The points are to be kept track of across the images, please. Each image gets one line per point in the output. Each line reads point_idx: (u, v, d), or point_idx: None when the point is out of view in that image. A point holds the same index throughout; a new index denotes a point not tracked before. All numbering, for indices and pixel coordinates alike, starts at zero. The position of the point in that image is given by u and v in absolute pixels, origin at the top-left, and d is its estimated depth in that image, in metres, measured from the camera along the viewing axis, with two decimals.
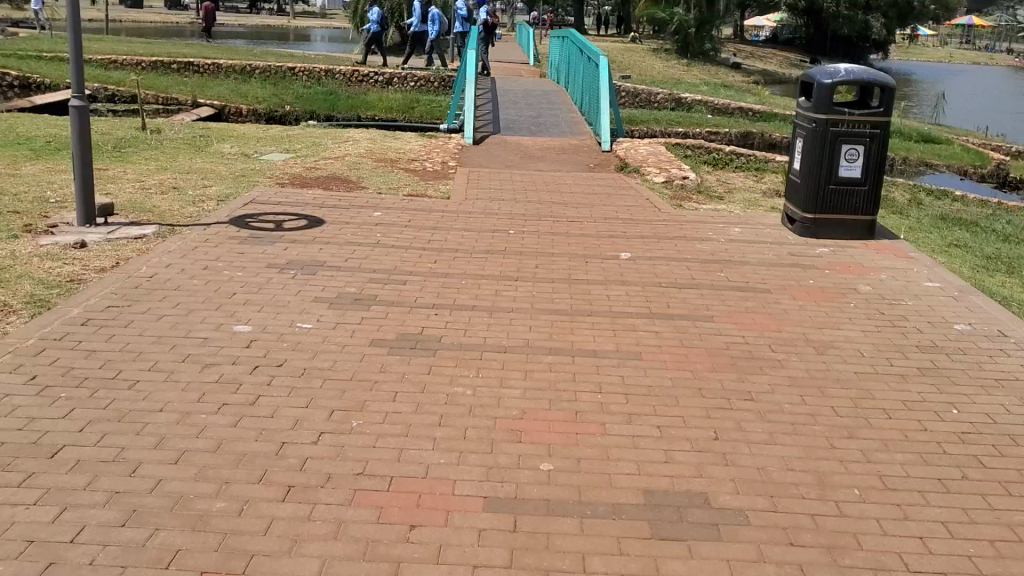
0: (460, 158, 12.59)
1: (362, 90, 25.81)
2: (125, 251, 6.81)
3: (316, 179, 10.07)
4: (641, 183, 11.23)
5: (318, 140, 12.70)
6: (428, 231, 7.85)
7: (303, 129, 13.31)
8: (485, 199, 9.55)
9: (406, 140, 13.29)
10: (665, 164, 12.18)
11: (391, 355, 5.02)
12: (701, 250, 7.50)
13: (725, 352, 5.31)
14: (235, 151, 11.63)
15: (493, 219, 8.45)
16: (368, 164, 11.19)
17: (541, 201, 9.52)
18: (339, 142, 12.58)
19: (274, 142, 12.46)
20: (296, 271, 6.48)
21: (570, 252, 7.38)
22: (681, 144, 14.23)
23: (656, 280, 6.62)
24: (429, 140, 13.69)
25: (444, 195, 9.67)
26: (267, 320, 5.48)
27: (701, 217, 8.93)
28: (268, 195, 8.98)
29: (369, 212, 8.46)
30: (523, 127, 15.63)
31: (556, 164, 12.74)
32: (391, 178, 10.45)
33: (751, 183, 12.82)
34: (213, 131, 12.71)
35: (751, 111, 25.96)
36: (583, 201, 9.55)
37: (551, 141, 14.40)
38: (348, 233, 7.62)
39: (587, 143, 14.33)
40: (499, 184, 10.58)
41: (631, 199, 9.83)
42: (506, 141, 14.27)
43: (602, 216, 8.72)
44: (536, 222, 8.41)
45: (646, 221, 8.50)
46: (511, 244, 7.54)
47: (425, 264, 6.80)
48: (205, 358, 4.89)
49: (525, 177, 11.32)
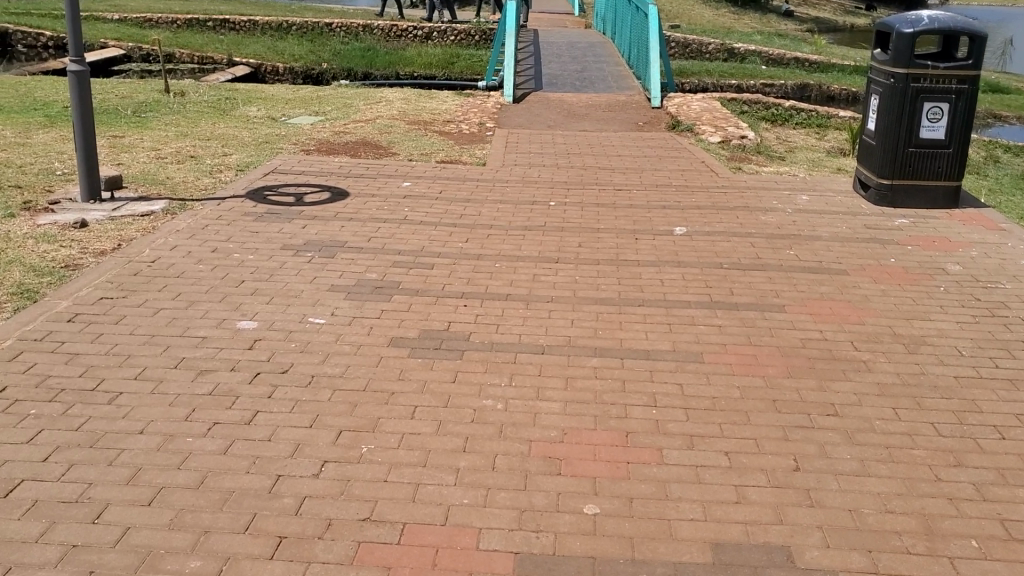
0: (500, 118, 11.83)
1: (400, 46, 25.06)
2: (128, 231, 6.21)
3: (344, 145, 9.42)
4: (694, 142, 10.40)
5: (349, 101, 12.01)
6: (462, 204, 7.15)
7: (334, 90, 12.63)
8: (525, 164, 8.82)
9: (442, 100, 12.57)
10: (720, 122, 11.31)
11: (413, 359, 4.37)
12: (765, 224, 6.72)
13: (799, 352, 4.58)
14: (261, 115, 11.00)
15: (532, 188, 7.73)
16: (401, 127, 10.50)
17: (585, 166, 8.76)
18: (372, 103, 11.88)
19: (303, 104, 11.80)
20: (313, 253, 5.84)
21: (618, 227, 6.64)
22: (736, 99, 13.31)
23: (715, 262, 5.87)
24: (467, 99, 12.94)
25: (481, 161, 8.96)
26: (275, 314, 4.85)
27: (762, 182, 8.11)
28: (291, 164, 8.35)
29: (397, 183, 7.78)
30: (567, 83, 14.79)
31: (602, 122, 11.93)
32: (424, 143, 9.75)
33: (812, 142, 11.90)
34: (240, 94, 12.07)
35: (807, 61, 24.72)
36: (631, 165, 8.77)
37: (597, 98, 13.58)
38: (374, 207, 6.95)
39: (635, 99, 13.48)
40: (540, 147, 9.83)
41: (684, 162, 9.03)
42: (548, 98, 13.47)
43: (653, 183, 7.96)
44: (580, 191, 7.67)
45: (701, 189, 7.72)
46: (552, 218, 6.83)
47: (456, 245, 6.12)
48: (200, 363, 4.27)
49: (569, 138, 10.54)
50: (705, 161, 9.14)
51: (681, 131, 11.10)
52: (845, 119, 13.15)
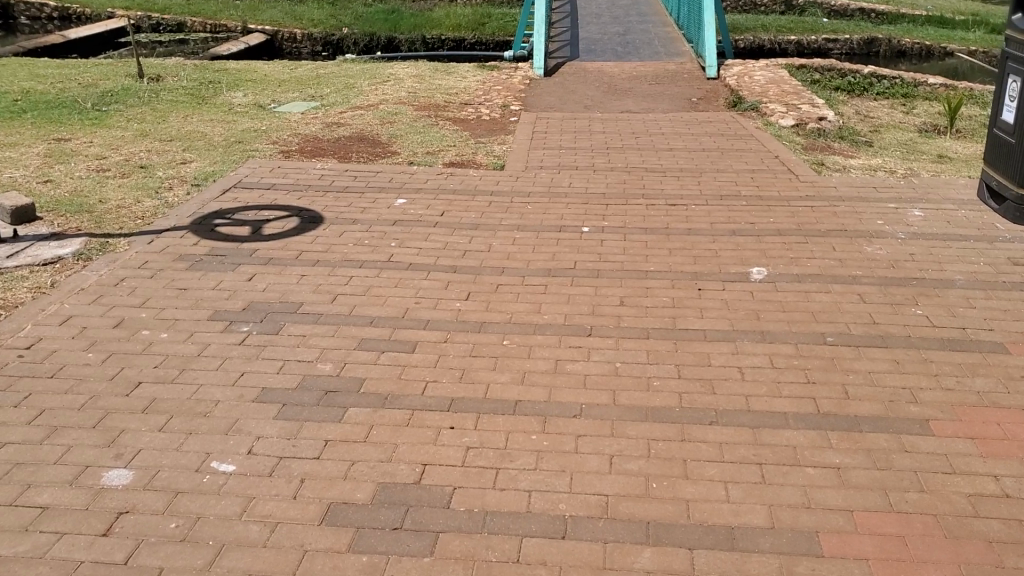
0: (527, 97, 10.11)
1: (428, 6, 23.29)
2: (17, 291, 4.65)
3: (336, 142, 7.81)
4: (762, 125, 8.60)
5: (351, 81, 10.37)
6: (468, 234, 5.51)
7: (336, 68, 10.97)
8: (555, 163, 7.13)
9: (461, 76, 10.89)
10: (790, 97, 9.48)
11: (355, 553, 2.76)
12: (869, 260, 5.00)
13: (970, 525, 2.88)
14: (245, 103, 9.40)
15: (561, 206, 6.05)
16: (408, 115, 8.84)
17: (627, 164, 7.05)
18: (377, 83, 10.22)
19: (297, 86, 10.17)
20: (250, 327, 4.25)
21: (673, 268, 4.96)
22: (804, 65, 11.42)
23: (813, 332, 4.17)
24: (491, 73, 11.22)
25: (502, 161, 7.28)
26: (166, 454, 3.27)
27: (855, 187, 6.36)
28: (263, 173, 6.75)
29: (389, 201, 6.16)
30: (607, 48, 12.96)
31: (647, 100, 10.15)
32: (432, 136, 8.09)
33: (900, 119, 10.04)
34: (226, 76, 10.47)
35: (873, 12, 22.47)
36: (685, 163, 7.04)
37: (642, 66, 11.78)
38: (350, 241, 5.33)
39: (686, 67, 11.66)
40: (575, 136, 8.11)
41: (751, 156, 7.27)
42: (586, 69, 11.70)
43: (715, 192, 6.26)
44: (622, 209, 5.98)
45: (778, 202, 5.98)
46: (585, 256, 5.16)
47: (452, 307, 4.49)
48: (19, 569, 2.71)
49: (608, 123, 8.81)
50: (778, 155, 7.36)
51: (744, 111, 9.30)
52: (936, 86, 11.25)
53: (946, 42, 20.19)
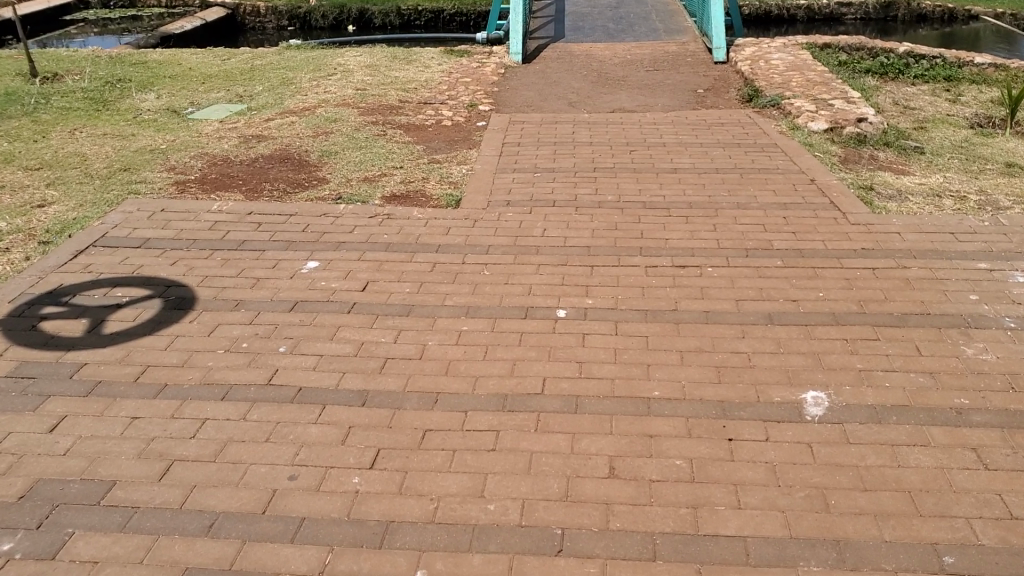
0: (500, 92, 8.46)
1: None
2: None
3: (252, 166, 6.18)
4: (786, 129, 6.96)
5: (288, 75, 8.70)
6: (393, 324, 3.90)
7: (274, 61, 9.30)
8: (526, 195, 5.51)
9: (424, 65, 9.23)
10: (817, 89, 7.82)
11: None
12: (975, 378, 3.40)
13: None
14: (154, 109, 7.74)
15: (528, 270, 4.45)
16: (348, 122, 7.19)
17: (620, 196, 5.43)
18: (320, 78, 8.56)
19: (223, 85, 8.50)
20: (16, 544, 2.66)
21: (686, 392, 3.36)
22: (828, 43, 9.74)
23: (917, 544, 2.59)
24: (460, 60, 9.54)
25: (460, 191, 5.66)
26: None
27: (925, 231, 4.77)
28: (139, 222, 5.13)
29: (296, 264, 4.55)
30: (596, 25, 11.26)
31: (643, 93, 8.50)
32: (374, 155, 6.46)
33: (947, 110, 8.40)
34: (140, 73, 8.80)
35: None
36: (693, 193, 5.43)
37: (636, 48, 10.10)
38: (221, 348, 3.74)
39: (689, 48, 9.98)
40: (554, 150, 6.48)
41: (775, 179, 5.65)
42: (572, 52, 10.03)
43: (738, 244, 4.65)
44: (612, 273, 4.38)
45: (821, 262, 4.39)
46: (555, 363, 3.57)
47: (347, 482, 2.90)
48: None
49: (596, 127, 7.17)
50: (811, 176, 5.75)
51: (763, 108, 7.65)
52: (983, 66, 9.60)
53: (970, 5, 18.37)
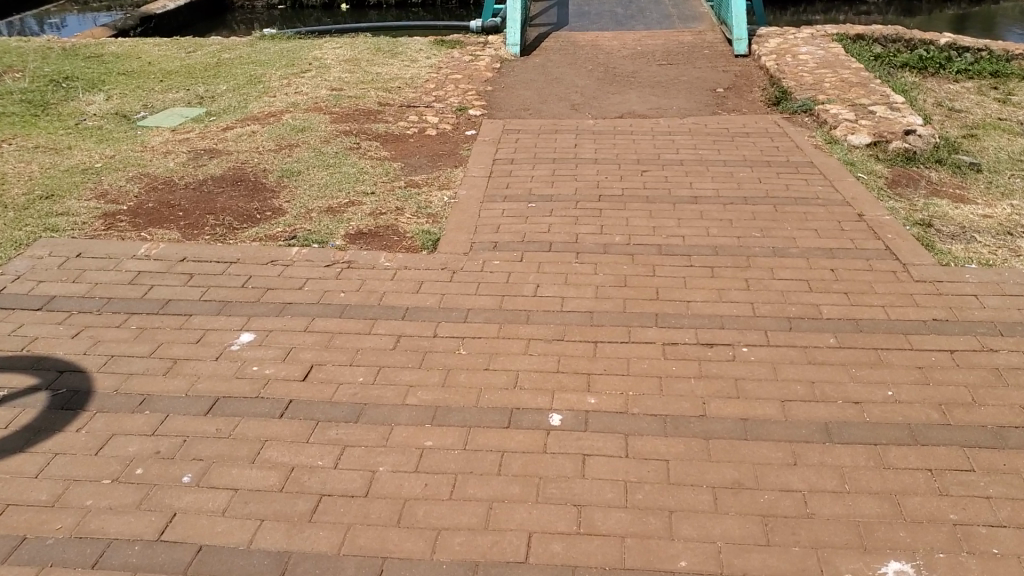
0: (494, 92, 7.53)
1: None
2: None
3: (198, 192, 5.28)
4: (822, 142, 6.03)
5: (256, 73, 7.76)
6: (336, 435, 3.02)
7: (243, 54, 8.35)
8: (517, 235, 4.61)
9: (411, 59, 8.30)
10: (854, 92, 6.88)
11: None
12: None
13: None
14: (100, 114, 6.82)
15: (515, 349, 3.55)
16: (317, 131, 6.27)
17: (629, 239, 4.52)
18: (292, 77, 7.61)
19: (184, 84, 7.57)
20: None
21: (722, 559, 2.47)
22: (861, 34, 8.75)
23: None
24: (451, 54, 8.59)
25: (439, 228, 4.76)
26: None
27: (1010, 295, 3.85)
28: (47, 272, 4.23)
29: (226, 337, 3.66)
30: (603, 10, 10.27)
31: (655, 93, 7.56)
32: (342, 176, 5.55)
33: (999, 112, 7.44)
34: (92, 68, 7.87)
35: None
36: (718, 236, 4.51)
37: (647, 37, 9.14)
38: (108, 476, 2.85)
39: (706, 39, 9.02)
40: (553, 171, 5.57)
41: (815, 216, 4.73)
42: (576, 42, 9.08)
43: (777, 312, 3.75)
44: (620, 354, 3.48)
45: (883, 343, 3.49)
46: (544, 503, 2.68)
47: None
48: None
49: (602, 140, 6.25)
50: (859, 210, 4.82)
51: (792, 114, 6.73)
52: None
53: None
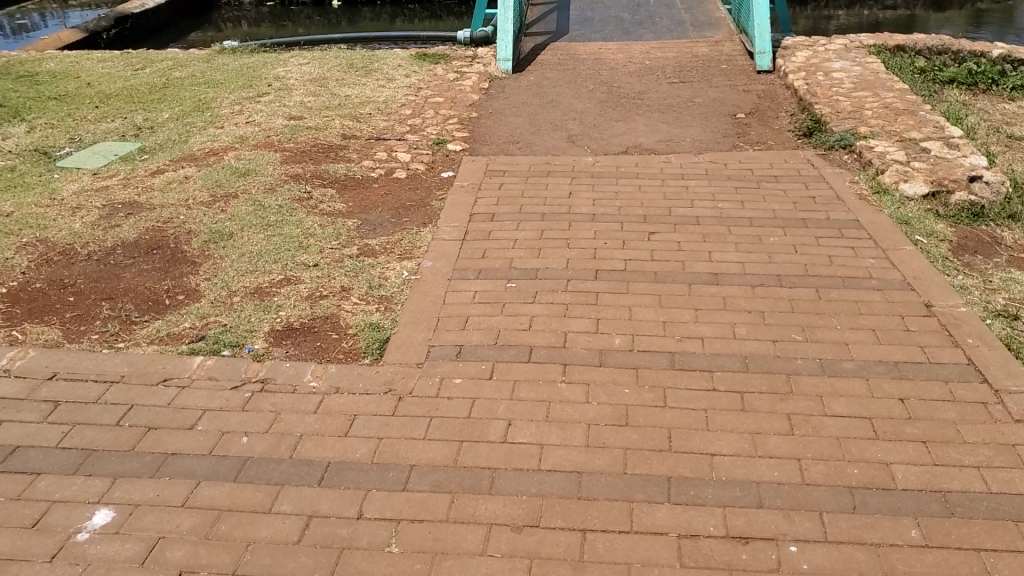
0: (479, 120, 6.52)
1: None
2: None
3: (100, 266, 4.28)
4: (868, 192, 4.99)
5: (206, 97, 6.77)
6: None
7: (196, 73, 7.35)
8: (488, 332, 3.60)
9: (386, 78, 7.28)
10: (900, 123, 5.85)
11: None
12: None
13: None
14: (15, 151, 5.83)
15: (470, 543, 2.50)
16: (261, 177, 5.27)
17: (632, 341, 3.51)
18: (246, 102, 6.62)
19: (121, 111, 6.57)
20: None
21: None
22: (902, 45, 7.69)
23: None
24: (434, 70, 7.58)
25: (390, 320, 3.74)
26: None
27: None
28: None
29: (75, 517, 2.67)
30: (607, 15, 9.22)
31: (665, 119, 6.53)
32: (281, 239, 4.54)
33: None
34: (20, 91, 6.88)
35: None
36: (746, 338, 3.49)
37: (656, 49, 8.11)
38: None
39: (723, 51, 7.99)
40: (541, 234, 4.57)
41: (870, 308, 3.71)
42: (576, 54, 8.05)
43: (834, 476, 2.73)
44: (618, 558, 2.44)
45: (987, 543, 2.48)
46: None
47: None
48: None
49: (603, 186, 5.24)
50: (925, 298, 3.80)
51: (828, 150, 5.70)
52: None
53: None
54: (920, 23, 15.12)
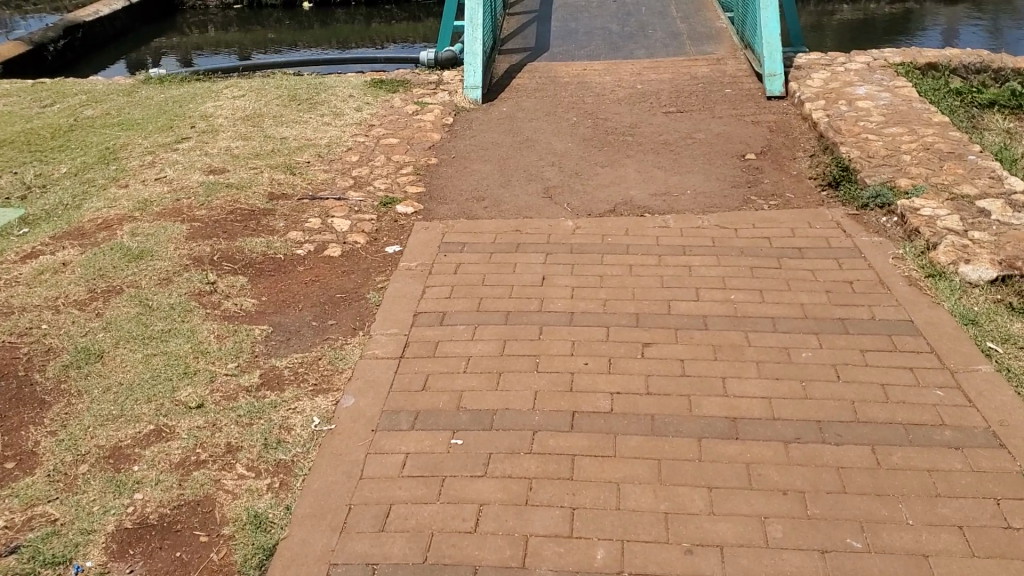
0: (439, 169, 5.47)
1: None
2: None
3: None
4: (921, 276, 3.95)
5: (116, 144, 5.71)
6: None
7: (111, 111, 6.29)
8: (414, 538, 2.54)
9: (333, 113, 6.22)
10: (948, 172, 4.80)
11: None
12: None
13: None
14: None
15: None
16: (158, 264, 4.22)
17: (621, 554, 2.45)
18: (161, 151, 5.56)
19: (10, 163, 5.50)
20: None
21: None
22: (934, 63, 6.64)
23: None
24: (391, 101, 6.52)
25: (283, 511, 2.69)
26: None
27: None
28: None
29: None
30: (593, 27, 8.16)
31: (661, 165, 5.48)
32: (165, 362, 3.50)
33: None
34: None
35: None
36: (782, 548, 2.46)
37: (649, 69, 7.05)
38: None
39: (726, 71, 6.93)
40: (502, 347, 3.50)
41: (950, 487, 2.67)
42: (557, 77, 6.99)
43: None
44: None
45: None
46: None
47: None
48: None
49: (585, 268, 4.19)
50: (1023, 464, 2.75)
51: (863, 209, 4.66)
52: None
53: None
54: (929, 14, 14.05)
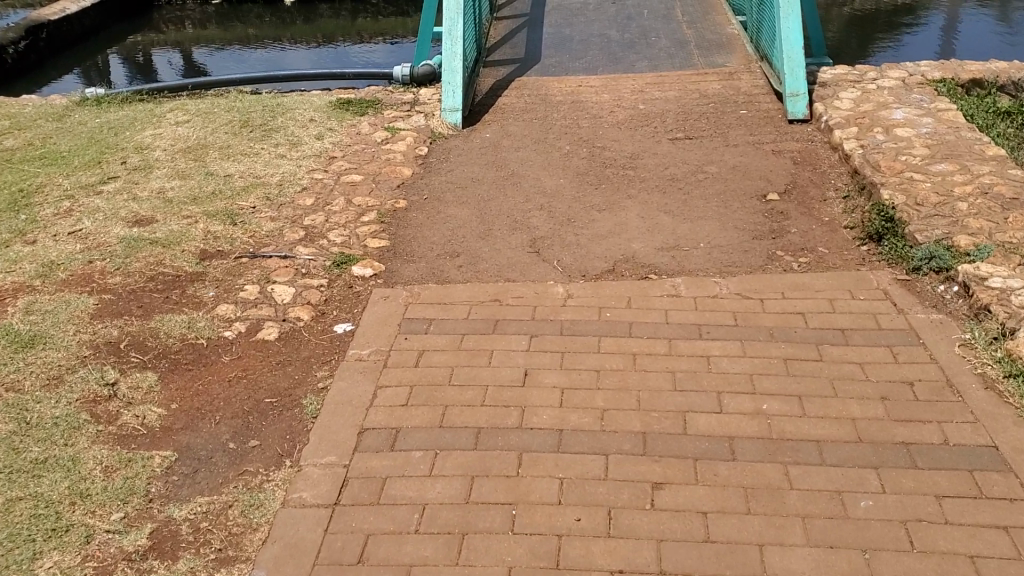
0: (408, 214, 4.65)
1: None
2: None
3: None
4: (1001, 374, 3.14)
5: (31, 185, 4.88)
6: None
7: (34, 141, 5.46)
8: None
9: (290, 143, 5.39)
10: (1015, 225, 4.00)
11: None
12: None
13: None
14: None
15: None
16: (50, 356, 3.41)
17: None
18: (82, 195, 4.74)
19: None
20: None
21: None
22: (979, 79, 5.87)
23: None
24: (358, 126, 5.69)
25: None
26: None
27: None
28: None
29: None
30: (589, 34, 7.32)
31: (668, 208, 4.67)
32: (30, 510, 2.68)
33: None
34: None
35: None
36: None
37: (653, 86, 6.23)
38: None
39: (740, 87, 6.10)
40: (468, 491, 2.68)
41: None
42: (548, 95, 6.17)
43: None
44: None
45: None
46: None
47: None
48: None
49: (578, 359, 3.38)
50: None
51: (914, 273, 3.85)
52: None
53: None
54: None
